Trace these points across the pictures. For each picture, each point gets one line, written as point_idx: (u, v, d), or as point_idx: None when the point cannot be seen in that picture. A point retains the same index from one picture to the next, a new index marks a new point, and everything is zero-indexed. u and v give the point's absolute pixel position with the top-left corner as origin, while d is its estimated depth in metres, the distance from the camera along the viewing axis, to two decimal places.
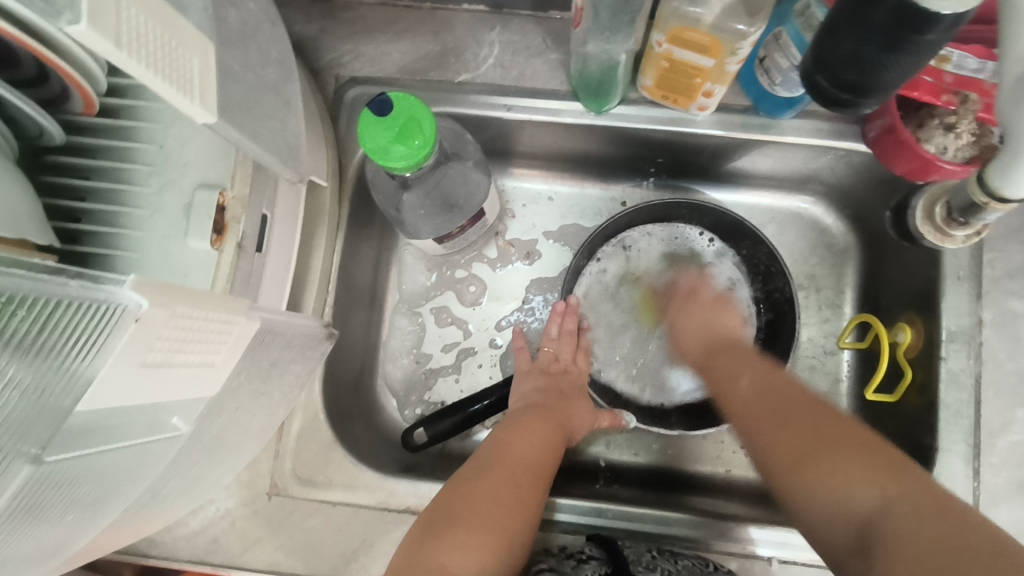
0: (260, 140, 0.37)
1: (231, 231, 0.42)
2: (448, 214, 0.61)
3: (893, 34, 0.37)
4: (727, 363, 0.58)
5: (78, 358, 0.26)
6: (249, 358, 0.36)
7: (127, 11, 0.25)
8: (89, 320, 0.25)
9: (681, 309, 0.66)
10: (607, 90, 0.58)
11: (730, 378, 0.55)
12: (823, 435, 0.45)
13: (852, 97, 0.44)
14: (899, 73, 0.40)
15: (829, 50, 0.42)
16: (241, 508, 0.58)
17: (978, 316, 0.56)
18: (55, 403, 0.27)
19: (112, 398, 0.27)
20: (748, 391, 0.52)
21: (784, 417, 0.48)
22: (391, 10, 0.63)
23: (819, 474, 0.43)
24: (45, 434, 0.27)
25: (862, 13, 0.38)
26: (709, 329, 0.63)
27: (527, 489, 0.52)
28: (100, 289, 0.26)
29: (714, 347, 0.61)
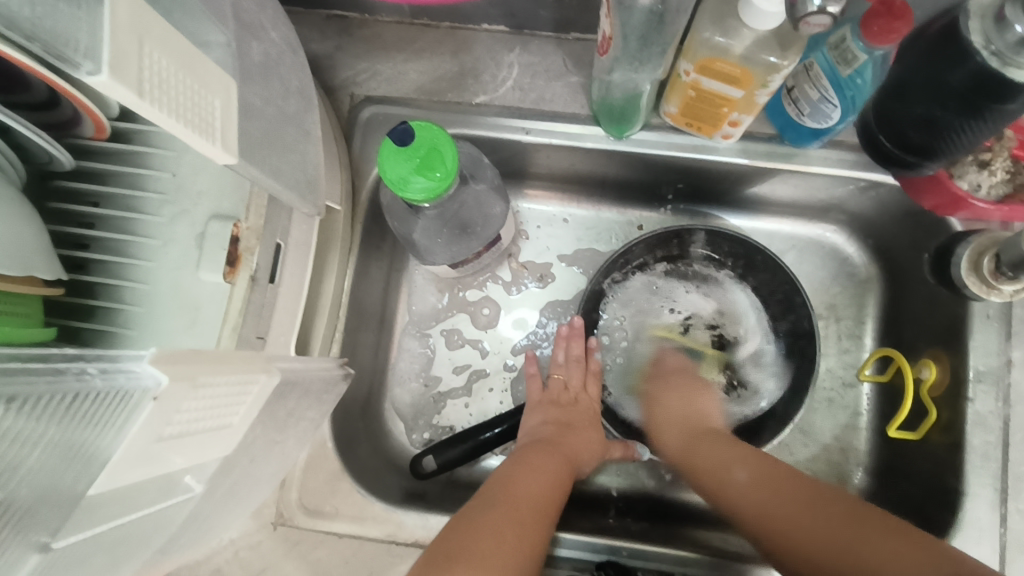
0: (280, 177, 0.36)
1: (244, 263, 0.40)
2: (464, 240, 0.59)
3: (967, 101, 0.42)
4: (714, 452, 0.56)
5: (97, 442, 0.26)
6: (267, 409, 0.35)
7: (150, 57, 0.24)
8: (108, 405, 0.25)
9: (659, 389, 0.63)
10: (630, 117, 0.57)
11: (722, 476, 0.54)
12: (837, 527, 0.45)
13: (917, 160, 0.49)
14: (965, 141, 0.45)
15: (902, 111, 0.47)
16: (245, 537, 0.56)
17: (1006, 357, 0.55)
18: (66, 488, 0.26)
19: (129, 473, 0.27)
20: (747, 489, 0.51)
21: (800, 505, 0.48)
22: (408, 28, 0.61)
23: (856, 564, 0.43)
24: (54, 521, 0.26)
25: (938, 78, 0.43)
26: (687, 412, 0.61)
27: (534, 529, 0.50)
28: (117, 373, 0.25)
29: (689, 434, 0.59)
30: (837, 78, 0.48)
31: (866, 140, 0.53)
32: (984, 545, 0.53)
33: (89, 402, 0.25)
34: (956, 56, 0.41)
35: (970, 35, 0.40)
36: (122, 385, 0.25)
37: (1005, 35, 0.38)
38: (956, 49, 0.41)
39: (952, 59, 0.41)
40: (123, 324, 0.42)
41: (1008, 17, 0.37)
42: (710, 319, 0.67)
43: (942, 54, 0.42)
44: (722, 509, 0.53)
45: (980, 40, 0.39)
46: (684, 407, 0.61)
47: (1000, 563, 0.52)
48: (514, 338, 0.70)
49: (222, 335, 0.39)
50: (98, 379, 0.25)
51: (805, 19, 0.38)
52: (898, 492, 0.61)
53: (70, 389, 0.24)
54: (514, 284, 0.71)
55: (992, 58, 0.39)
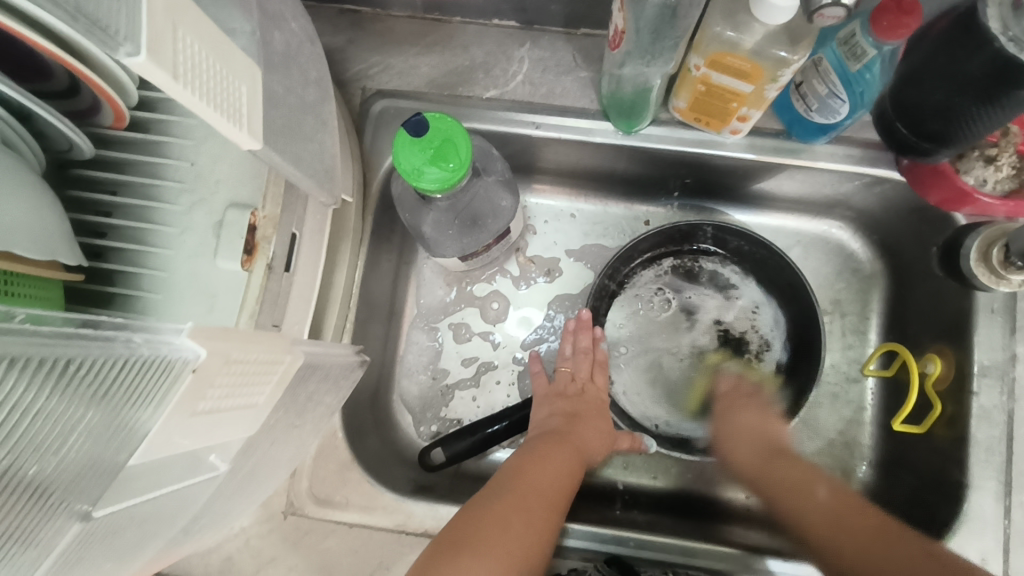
0: (301, 166, 0.36)
1: (261, 252, 0.41)
2: (474, 232, 0.60)
3: (985, 88, 0.42)
4: (794, 474, 0.57)
5: (140, 411, 0.26)
6: (289, 394, 0.35)
7: (183, 41, 0.25)
8: (151, 376, 0.25)
9: (728, 409, 0.63)
10: (640, 111, 0.57)
11: (802, 496, 0.55)
12: (905, 564, 0.46)
13: (931, 147, 0.50)
14: (981, 129, 0.45)
15: (920, 98, 0.48)
16: (256, 526, 0.57)
17: (1011, 351, 0.56)
18: (108, 457, 0.26)
19: (164, 445, 0.27)
20: (826, 508, 0.52)
21: (870, 537, 0.49)
22: (420, 23, 0.62)
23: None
24: (96, 491, 0.27)
25: (956, 64, 0.43)
26: (758, 434, 0.60)
27: (542, 513, 0.51)
28: (161, 343, 0.26)
29: (768, 454, 0.59)
30: (846, 74, 0.49)
31: (884, 127, 0.54)
32: (988, 537, 0.53)
33: (136, 369, 0.25)
34: (973, 43, 0.41)
35: (988, 22, 0.40)
36: (166, 355, 0.25)
37: None
38: (973, 36, 0.41)
39: (970, 45, 0.42)
40: (141, 311, 0.42)
41: None
42: (716, 313, 0.68)
43: (959, 41, 0.42)
44: (795, 532, 0.54)
45: (998, 26, 0.40)
46: (756, 431, 0.61)
47: (1004, 555, 0.53)
48: (520, 337, 0.70)
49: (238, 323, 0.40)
50: (144, 347, 0.25)
51: (821, 11, 0.38)
52: (901, 486, 0.62)
53: (119, 357, 0.24)
54: (522, 278, 0.71)
55: (1010, 44, 0.39)
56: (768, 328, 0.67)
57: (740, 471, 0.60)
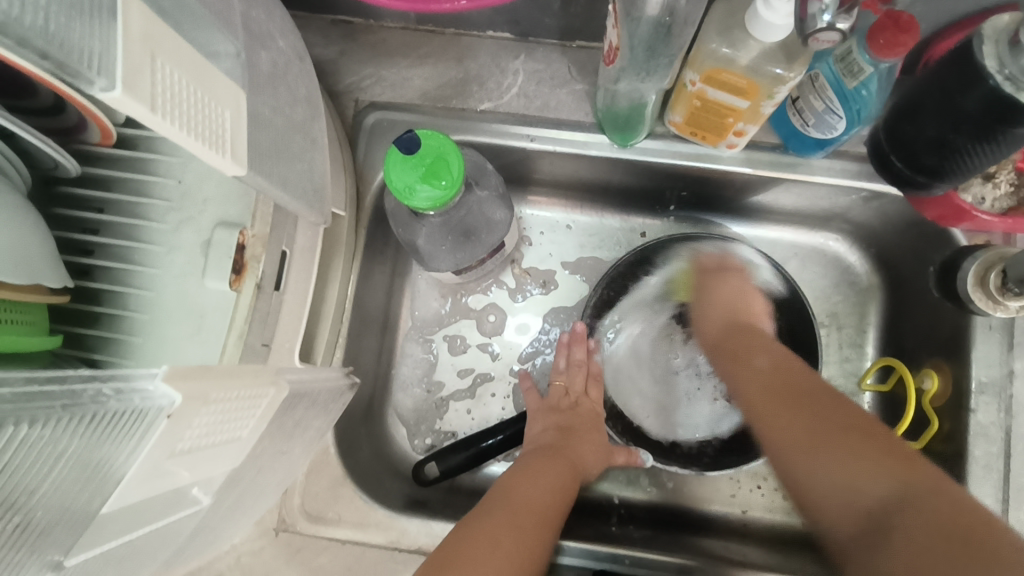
0: (289, 187, 0.36)
1: (250, 271, 0.40)
2: (468, 246, 0.60)
3: (981, 125, 0.42)
4: (743, 341, 0.57)
5: (112, 460, 0.26)
6: (277, 421, 0.35)
7: (162, 71, 0.24)
8: (124, 424, 0.25)
9: (706, 288, 0.63)
10: (635, 125, 0.57)
11: (745, 359, 0.55)
12: (825, 423, 0.46)
13: (927, 180, 0.49)
14: (977, 163, 0.44)
15: (915, 134, 0.47)
16: (247, 543, 0.56)
17: (1009, 368, 0.55)
18: (81, 507, 0.26)
19: (139, 490, 0.27)
20: (764, 371, 0.53)
21: (790, 401, 0.49)
22: (413, 34, 0.61)
23: (839, 465, 0.43)
24: (67, 540, 0.26)
25: (952, 99, 0.43)
26: (732, 308, 0.61)
27: (534, 535, 0.50)
28: (132, 393, 0.25)
29: (732, 326, 0.59)
30: (842, 90, 0.48)
31: (878, 159, 0.53)
32: None
33: (106, 422, 0.24)
34: (968, 81, 0.41)
35: (984, 60, 0.40)
36: (138, 405, 0.25)
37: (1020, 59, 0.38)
38: (968, 73, 0.41)
39: (965, 82, 0.41)
40: (127, 331, 0.42)
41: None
42: None
43: (954, 76, 0.42)
44: (737, 396, 0.54)
45: (994, 64, 0.39)
46: (728, 304, 0.61)
47: None
48: (518, 347, 0.70)
49: (227, 344, 0.39)
50: (114, 400, 0.25)
51: (815, 35, 0.39)
52: None
53: (88, 412, 0.24)
54: (517, 290, 0.71)
55: (1006, 82, 0.39)
56: None
57: (705, 342, 0.61)
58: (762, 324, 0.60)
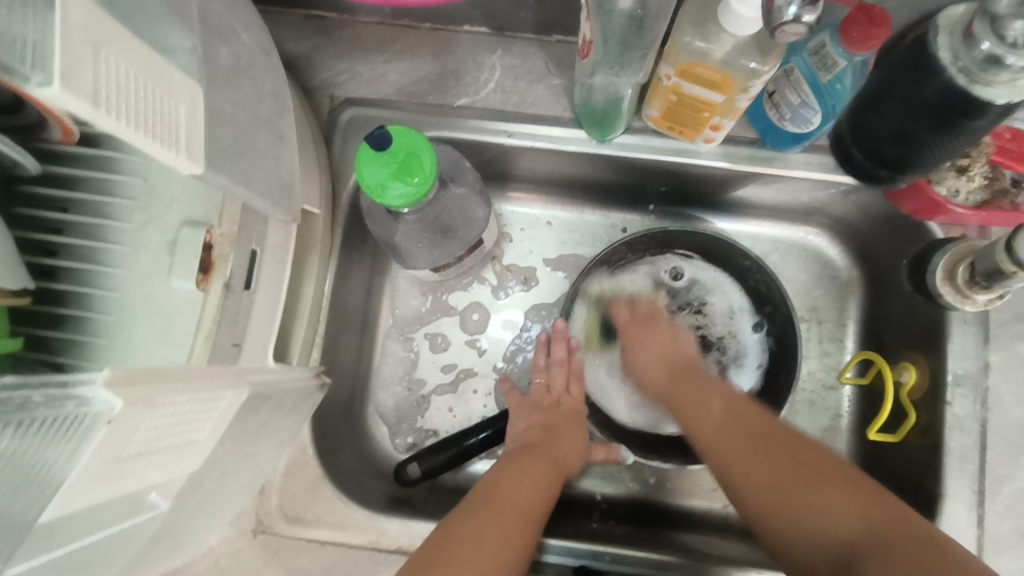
0: (252, 184, 0.35)
1: (218, 271, 0.39)
2: (446, 243, 0.59)
3: (940, 116, 0.42)
4: (690, 388, 0.56)
5: (50, 466, 0.25)
6: (240, 423, 0.34)
7: (107, 64, 0.24)
8: (60, 430, 0.24)
9: (635, 332, 0.62)
10: (613, 120, 0.56)
11: (698, 402, 0.54)
12: (789, 471, 0.47)
13: (890, 173, 0.50)
14: (938, 155, 0.45)
15: (877, 125, 0.47)
16: (225, 545, 0.55)
17: (984, 360, 0.55)
18: (16, 516, 0.25)
19: (82, 497, 0.26)
20: (721, 420, 0.52)
21: (754, 440, 0.49)
22: (389, 29, 0.61)
23: (792, 505, 0.45)
24: (4, 552, 0.25)
25: (910, 92, 0.43)
26: (670, 348, 0.60)
27: (514, 534, 0.49)
28: (67, 399, 0.24)
29: (674, 372, 0.58)
30: (817, 83, 0.48)
31: (840, 152, 0.53)
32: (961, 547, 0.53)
33: (37, 427, 0.24)
34: (924, 72, 0.41)
35: (938, 52, 0.40)
36: (75, 411, 0.24)
37: (974, 51, 0.38)
38: (923, 66, 0.41)
39: (921, 74, 0.41)
40: (93, 332, 0.41)
41: (976, 34, 0.37)
42: (693, 319, 0.65)
43: (912, 68, 0.42)
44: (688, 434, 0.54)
45: (948, 56, 0.40)
46: (663, 350, 0.60)
47: None
48: (502, 344, 0.69)
49: (195, 344, 0.38)
50: (45, 408, 0.24)
51: (782, 28, 0.38)
52: None
53: (14, 419, 0.23)
54: (499, 288, 0.70)
55: (960, 74, 0.39)
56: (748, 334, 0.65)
57: (652, 391, 0.59)
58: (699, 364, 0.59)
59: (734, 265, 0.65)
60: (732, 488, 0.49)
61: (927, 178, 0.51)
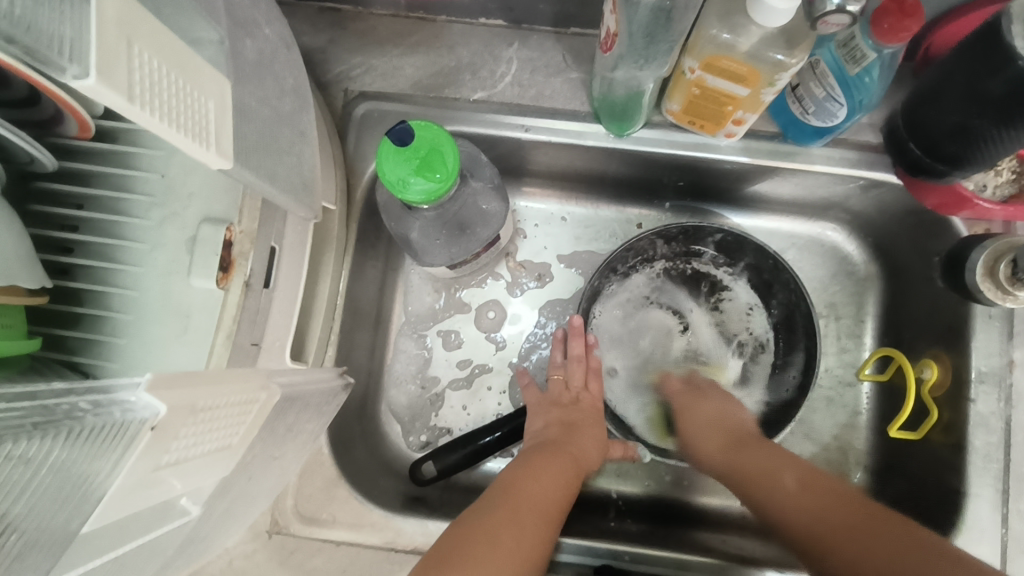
0: (276, 181, 0.34)
1: (237, 269, 0.38)
2: (462, 240, 0.58)
3: (1008, 107, 0.40)
4: (756, 458, 0.53)
5: (93, 476, 0.24)
6: (269, 427, 0.34)
7: (140, 57, 0.23)
8: (102, 440, 0.24)
9: (690, 408, 0.60)
10: (632, 114, 0.55)
11: (770, 480, 0.51)
12: (877, 545, 0.44)
13: (947, 168, 0.48)
14: (1002, 150, 0.43)
15: (938, 119, 0.46)
16: (241, 546, 0.55)
17: (1008, 357, 0.55)
18: (59, 528, 0.25)
19: (122, 506, 0.26)
20: (800, 493, 0.49)
21: (858, 528, 0.45)
22: (403, 22, 0.60)
23: (869, 552, 0.43)
24: (43, 566, 0.24)
25: (978, 83, 0.41)
26: (727, 416, 0.58)
27: (534, 533, 0.48)
28: (112, 406, 0.24)
29: (733, 440, 0.56)
30: (844, 76, 0.47)
31: (895, 145, 0.52)
32: (985, 545, 0.52)
33: (84, 437, 0.23)
34: (995, 61, 0.40)
35: (1011, 40, 0.38)
36: (118, 419, 0.23)
37: None
38: (995, 53, 0.40)
39: (992, 64, 0.40)
40: (110, 332, 0.40)
41: None
42: (711, 316, 0.67)
43: (981, 58, 0.41)
44: (765, 516, 0.51)
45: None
46: (719, 420, 0.58)
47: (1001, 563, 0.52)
48: (516, 342, 0.68)
49: (214, 345, 0.37)
50: (91, 415, 0.23)
51: (825, 18, 0.37)
52: (896, 492, 0.61)
53: (62, 429, 0.23)
54: (513, 284, 0.69)
55: None
56: (762, 330, 0.66)
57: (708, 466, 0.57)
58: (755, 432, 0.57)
59: (756, 262, 0.64)
60: (822, 571, 0.46)
61: None
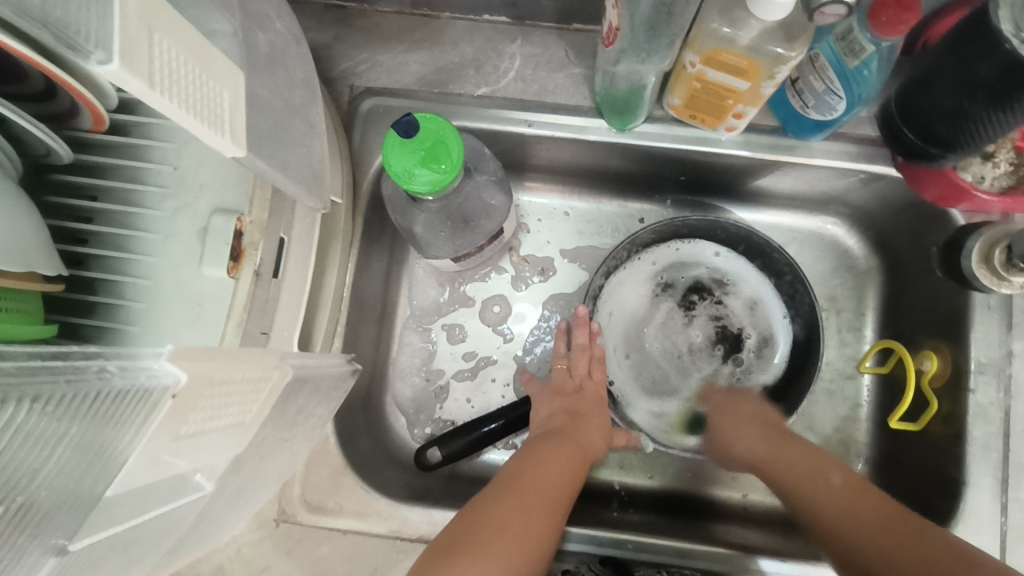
0: (287, 171, 0.35)
1: (247, 259, 0.39)
2: (466, 233, 0.59)
3: (997, 90, 0.41)
4: (801, 464, 0.53)
5: (117, 442, 0.26)
6: (278, 409, 0.35)
7: (160, 44, 0.24)
8: (127, 405, 0.25)
9: (729, 414, 0.60)
10: (634, 108, 0.56)
11: (818, 488, 0.50)
12: (914, 551, 0.43)
13: (940, 152, 0.49)
14: (992, 133, 0.44)
15: (930, 104, 0.47)
16: (248, 534, 0.55)
17: (1007, 348, 0.55)
18: (85, 491, 0.26)
19: (144, 473, 0.27)
20: (838, 492, 0.49)
21: (891, 532, 0.45)
22: (408, 18, 0.60)
23: (892, 560, 0.44)
24: (72, 524, 0.26)
25: (968, 67, 0.42)
26: (770, 423, 0.58)
27: (542, 518, 0.49)
28: (135, 372, 0.25)
29: (773, 442, 0.56)
30: (843, 69, 0.48)
31: (890, 132, 0.53)
32: (984, 535, 0.53)
33: (107, 401, 0.24)
34: (983, 45, 0.40)
35: (1000, 23, 0.39)
36: (143, 384, 0.25)
37: None
38: (984, 39, 0.40)
39: (980, 49, 0.41)
40: (124, 320, 0.41)
41: None
42: (714, 310, 0.66)
43: (971, 42, 0.41)
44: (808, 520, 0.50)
45: (1009, 28, 0.39)
46: (760, 430, 0.57)
47: (1000, 552, 0.52)
48: (520, 335, 0.69)
49: (226, 332, 0.38)
50: (118, 378, 0.25)
51: (821, 10, 0.38)
52: (897, 483, 0.62)
53: (91, 390, 0.24)
54: (517, 279, 0.70)
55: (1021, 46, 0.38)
56: (768, 323, 0.65)
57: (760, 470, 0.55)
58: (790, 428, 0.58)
59: (768, 258, 0.65)
60: None
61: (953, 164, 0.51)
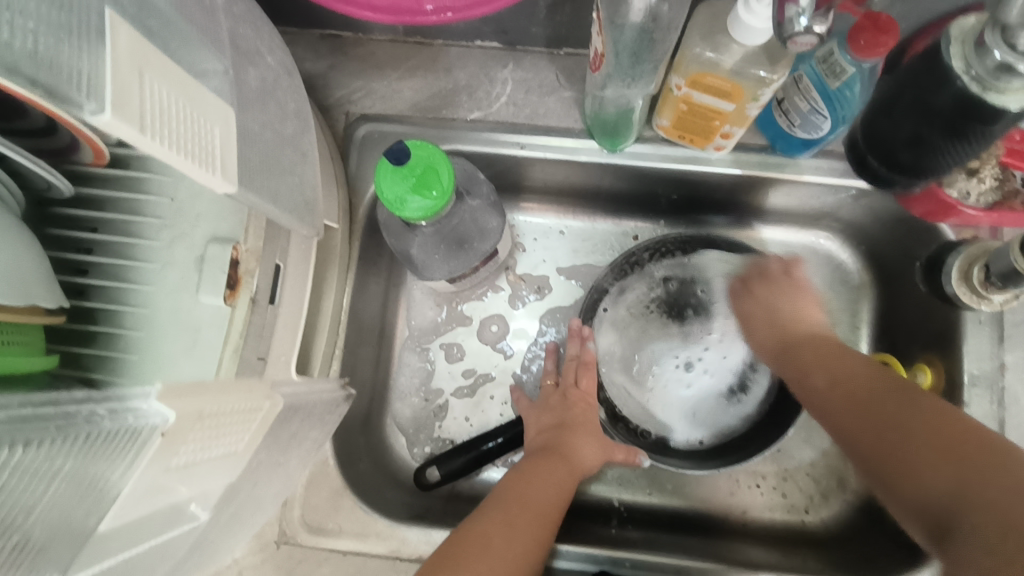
0: (279, 202, 0.36)
1: (244, 286, 0.40)
2: (460, 254, 0.60)
3: (952, 121, 0.42)
4: (801, 357, 0.52)
5: (107, 476, 0.27)
6: (271, 433, 0.36)
7: (151, 89, 0.25)
8: (121, 441, 0.26)
9: (758, 291, 0.58)
10: (623, 130, 0.57)
11: (803, 380, 0.51)
12: (880, 424, 0.43)
13: (905, 176, 0.51)
14: (954, 159, 0.45)
15: (891, 132, 0.48)
16: (249, 557, 0.56)
17: (999, 360, 0.56)
18: (78, 524, 0.27)
19: (136, 505, 0.28)
20: (822, 389, 0.48)
21: (862, 409, 0.45)
22: (401, 46, 0.62)
23: (899, 460, 0.41)
24: (65, 557, 0.27)
25: (923, 98, 0.43)
26: (780, 311, 0.56)
27: (528, 538, 0.50)
28: (125, 412, 0.26)
29: (781, 337, 0.55)
30: (826, 90, 0.49)
31: (856, 157, 0.55)
32: None
33: (101, 440, 0.25)
34: (937, 80, 0.42)
35: (951, 60, 0.41)
36: (133, 424, 0.26)
37: (985, 60, 0.38)
38: (937, 73, 0.42)
39: (935, 82, 0.42)
40: (125, 348, 0.42)
41: (987, 43, 0.38)
42: None
43: (926, 75, 0.43)
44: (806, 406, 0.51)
45: (961, 64, 0.40)
46: (770, 312, 0.56)
47: None
48: (519, 352, 0.70)
49: (222, 358, 0.39)
50: (108, 420, 0.26)
51: (793, 38, 0.39)
52: None
53: (83, 432, 0.25)
54: (514, 297, 0.71)
55: (973, 83, 0.40)
56: None
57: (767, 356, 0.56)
58: (813, 323, 0.55)
59: None
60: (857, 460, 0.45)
61: (939, 182, 0.51)
